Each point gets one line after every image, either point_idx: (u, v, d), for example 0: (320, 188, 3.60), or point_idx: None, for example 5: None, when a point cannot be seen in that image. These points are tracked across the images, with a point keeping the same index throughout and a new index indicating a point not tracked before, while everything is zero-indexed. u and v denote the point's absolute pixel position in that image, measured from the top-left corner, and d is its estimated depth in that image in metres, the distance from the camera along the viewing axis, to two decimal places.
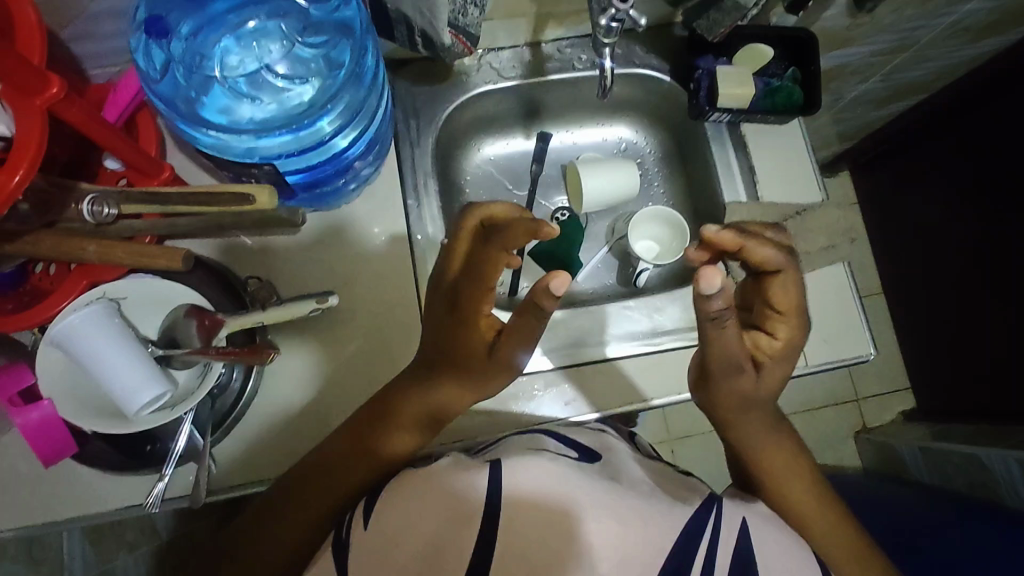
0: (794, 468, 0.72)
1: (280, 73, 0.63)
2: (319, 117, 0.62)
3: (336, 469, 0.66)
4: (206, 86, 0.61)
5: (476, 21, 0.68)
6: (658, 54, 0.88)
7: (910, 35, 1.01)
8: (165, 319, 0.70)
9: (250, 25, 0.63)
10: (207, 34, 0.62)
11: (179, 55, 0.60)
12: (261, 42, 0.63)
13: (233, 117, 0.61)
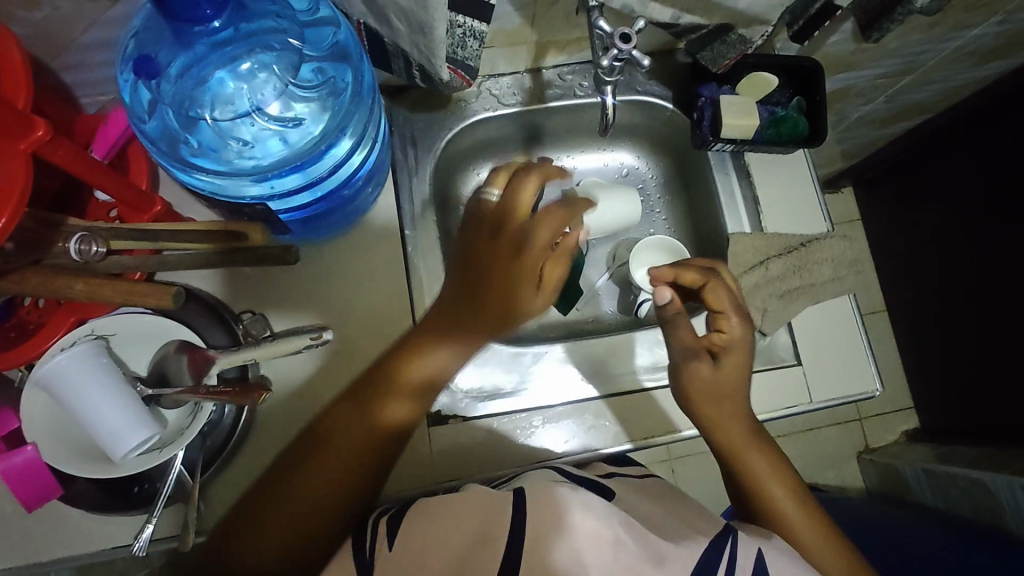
0: (800, 501, 0.68)
1: (274, 115, 0.62)
2: (323, 152, 0.64)
3: (350, 431, 0.65)
4: (192, 126, 0.60)
5: (475, 53, 0.68)
6: (660, 81, 0.86)
7: (915, 59, 0.98)
8: (155, 355, 0.69)
9: (242, 63, 0.60)
10: (197, 72, 0.59)
11: (169, 97, 0.58)
12: (254, 83, 0.61)
13: (225, 161, 0.61)
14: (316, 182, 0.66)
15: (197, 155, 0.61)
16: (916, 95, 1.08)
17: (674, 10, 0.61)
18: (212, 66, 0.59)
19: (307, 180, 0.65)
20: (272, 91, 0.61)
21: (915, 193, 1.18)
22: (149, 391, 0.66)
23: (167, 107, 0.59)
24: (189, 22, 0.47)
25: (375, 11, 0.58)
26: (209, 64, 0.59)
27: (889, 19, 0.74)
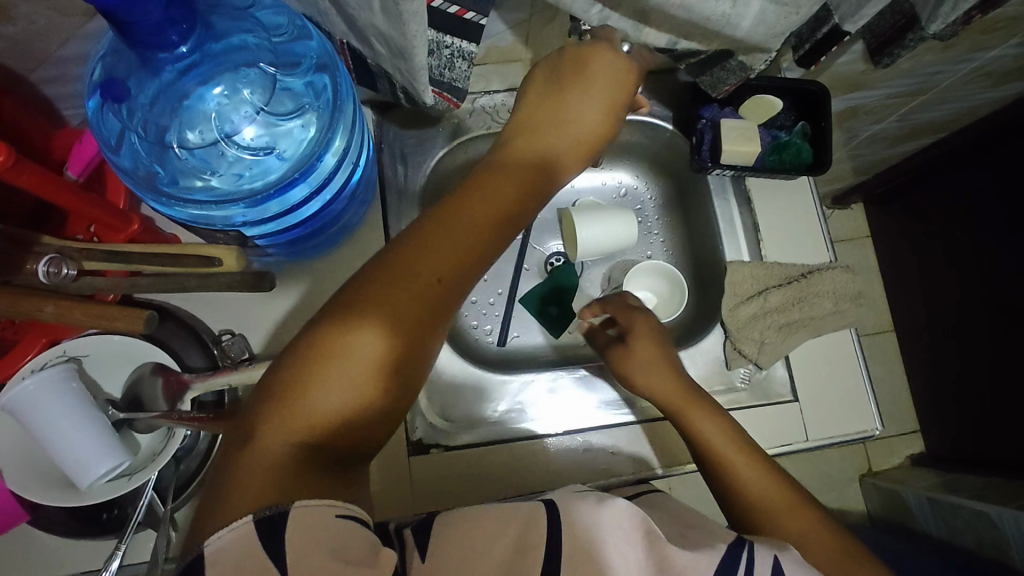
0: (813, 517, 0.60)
1: (244, 143, 0.61)
2: (315, 166, 0.63)
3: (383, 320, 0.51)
4: (164, 157, 0.59)
5: (465, 74, 0.66)
6: (660, 100, 0.83)
7: (929, 79, 0.94)
8: (129, 375, 0.67)
9: (213, 88, 0.58)
10: (167, 99, 0.57)
11: (138, 123, 0.57)
12: (227, 109, 0.59)
13: (192, 190, 0.61)
14: (291, 211, 0.65)
15: (170, 185, 0.60)
16: (929, 115, 1.04)
17: (670, 35, 0.58)
18: (183, 91, 0.57)
19: (313, 189, 0.65)
20: (243, 118, 0.60)
21: (927, 216, 1.13)
22: (121, 415, 0.65)
23: (134, 134, 0.58)
24: (153, 47, 0.46)
25: (355, 32, 0.56)
26: (180, 91, 0.57)
27: (898, 45, 0.72)
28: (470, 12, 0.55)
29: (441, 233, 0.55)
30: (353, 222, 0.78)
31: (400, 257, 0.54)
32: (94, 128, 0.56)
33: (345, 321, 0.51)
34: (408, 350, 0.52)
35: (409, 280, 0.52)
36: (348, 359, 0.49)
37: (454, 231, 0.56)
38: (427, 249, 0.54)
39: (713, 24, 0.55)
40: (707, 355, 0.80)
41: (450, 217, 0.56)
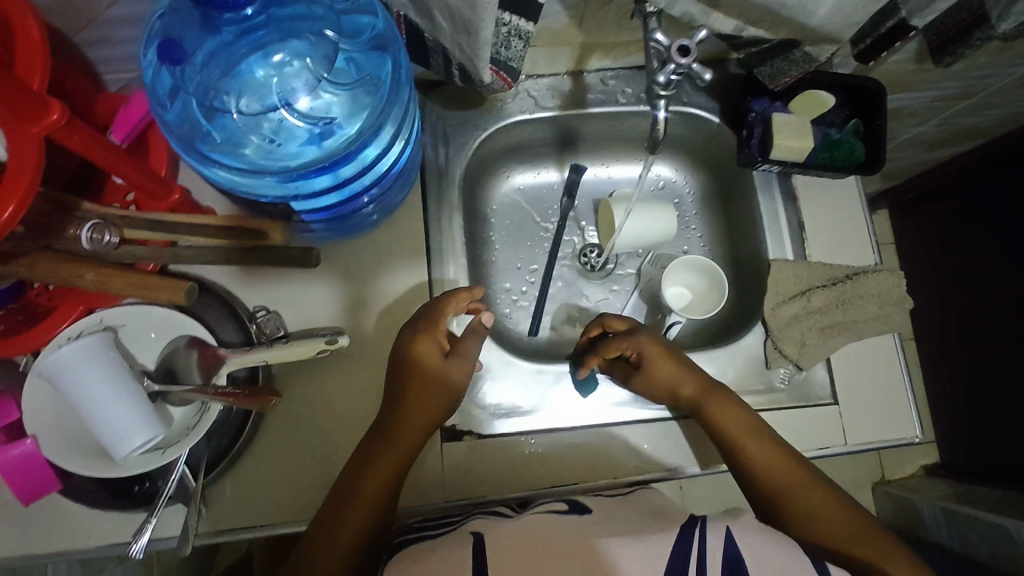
0: (831, 503, 0.63)
1: (297, 113, 0.59)
2: (366, 144, 0.61)
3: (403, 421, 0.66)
4: (213, 119, 0.57)
5: (519, 54, 0.65)
6: (707, 92, 0.82)
7: (978, 83, 0.90)
8: (163, 347, 0.66)
9: (272, 54, 0.57)
10: (222, 62, 0.56)
11: (192, 85, 0.56)
12: (283, 75, 0.58)
13: (241, 158, 0.58)
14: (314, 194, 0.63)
15: (214, 147, 0.58)
16: (972, 119, 1.02)
17: (738, 21, 0.56)
18: (238, 55, 0.57)
19: (338, 180, 0.62)
20: (299, 87, 0.59)
21: (958, 219, 1.11)
22: (156, 387, 0.64)
23: (186, 96, 0.56)
24: (219, 7, 0.44)
25: (417, 4, 0.54)
26: (237, 53, 0.56)
27: (962, 44, 0.70)
28: None
29: (409, 416, 0.66)
30: (391, 203, 0.76)
31: (385, 433, 0.65)
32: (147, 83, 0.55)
33: (349, 490, 0.62)
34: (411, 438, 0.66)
35: (390, 462, 0.64)
36: (349, 523, 0.61)
37: (416, 412, 0.66)
38: (399, 432, 0.65)
39: (788, 11, 0.53)
40: (745, 353, 0.78)
41: (415, 399, 0.66)
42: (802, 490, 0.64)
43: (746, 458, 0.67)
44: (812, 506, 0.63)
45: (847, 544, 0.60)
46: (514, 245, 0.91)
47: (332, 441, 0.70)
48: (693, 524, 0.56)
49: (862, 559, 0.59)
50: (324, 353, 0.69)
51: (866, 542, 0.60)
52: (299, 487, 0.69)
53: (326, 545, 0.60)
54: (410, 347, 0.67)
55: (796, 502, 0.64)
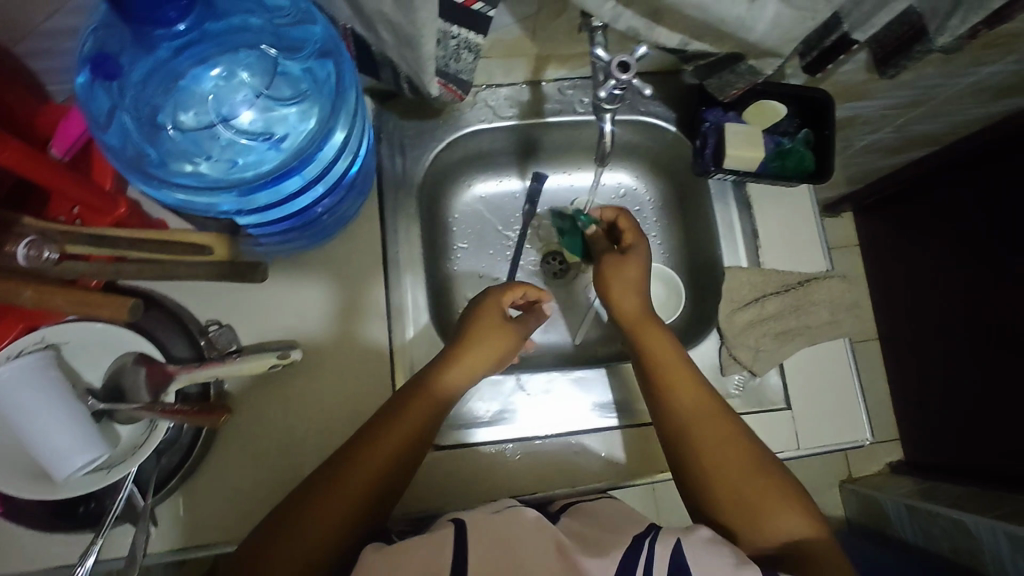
0: (738, 437, 0.64)
1: (240, 127, 0.59)
2: (320, 149, 0.60)
3: (406, 414, 0.63)
4: (155, 138, 0.57)
5: (470, 66, 0.65)
6: (663, 101, 0.83)
7: (926, 92, 0.92)
8: (109, 365, 0.64)
9: (212, 71, 0.58)
10: (161, 78, 0.56)
11: (131, 101, 0.56)
12: (224, 91, 0.58)
13: (186, 174, 0.58)
14: (282, 203, 0.62)
15: (160, 167, 0.57)
16: (924, 127, 1.04)
17: (682, 35, 0.57)
18: (178, 71, 0.57)
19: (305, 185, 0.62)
20: (240, 102, 0.59)
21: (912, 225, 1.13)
22: (102, 406, 0.62)
23: (125, 112, 0.56)
24: (150, 23, 0.43)
25: (360, 16, 0.54)
26: (175, 70, 0.56)
27: (904, 56, 0.72)
28: (478, 3, 0.56)
29: (412, 420, 0.63)
30: (347, 215, 0.76)
31: (382, 422, 0.62)
32: (82, 103, 0.54)
33: (331, 472, 0.59)
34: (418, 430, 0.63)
35: (385, 451, 0.61)
36: (317, 509, 0.57)
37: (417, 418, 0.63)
38: (394, 432, 0.62)
39: (727, 26, 0.54)
40: (702, 359, 0.79)
41: (417, 406, 0.64)
42: (709, 419, 0.65)
43: (664, 386, 0.68)
44: (717, 437, 0.64)
45: (743, 481, 0.61)
46: (476, 253, 0.91)
47: (286, 455, 0.69)
48: (644, 534, 0.55)
49: (754, 498, 0.60)
50: (276, 368, 0.68)
51: (760, 482, 0.61)
52: (252, 503, 0.68)
53: (292, 537, 0.56)
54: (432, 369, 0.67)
55: (701, 431, 0.64)
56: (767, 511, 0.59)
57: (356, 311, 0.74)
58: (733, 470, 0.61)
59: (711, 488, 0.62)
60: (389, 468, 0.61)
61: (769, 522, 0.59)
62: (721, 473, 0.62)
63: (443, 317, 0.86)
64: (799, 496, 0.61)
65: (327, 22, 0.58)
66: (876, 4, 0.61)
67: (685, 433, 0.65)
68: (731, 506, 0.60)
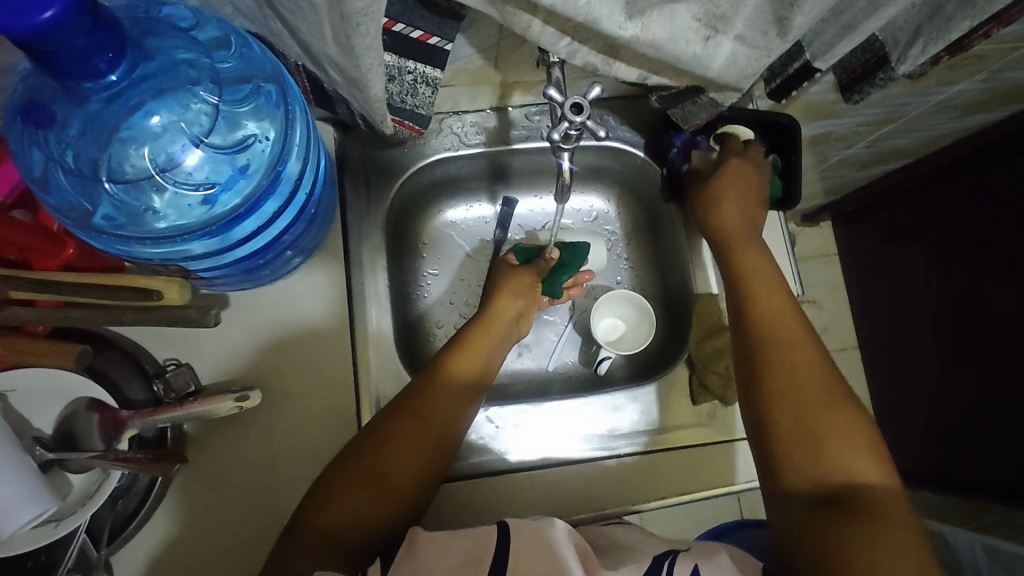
0: (818, 363, 0.60)
1: (182, 177, 0.58)
2: (279, 177, 0.60)
3: (422, 414, 0.63)
4: (96, 194, 0.56)
5: (428, 99, 0.64)
6: (631, 125, 0.82)
7: (898, 110, 0.86)
8: (59, 413, 0.62)
9: (153, 121, 0.55)
10: (96, 130, 0.54)
11: (66, 156, 0.54)
12: (162, 141, 0.56)
13: (140, 228, 0.58)
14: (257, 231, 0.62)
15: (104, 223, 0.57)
16: (898, 142, 0.94)
17: (641, 69, 0.57)
18: (112, 123, 0.54)
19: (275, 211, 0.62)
20: (180, 151, 0.57)
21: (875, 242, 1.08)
22: (51, 455, 0.59)
23: (59, 168, 0.54)
24: (79, 76, 0.42)
25: (309, 56, 0.53)
26: (109, 121, 0.53)
27: (867, 82, 0.72)
28: (435, 37, 0.55)
29: (430, 417, 0.64)
30: (308, 248, 0.74)
31: (401, 419, 0.63)
32: (16, 159, 0.53)
33: (349, 476, 0.59)
34: (437, 428, 0.63)
35: (405, 451, 0.61)
36: (342, 512, 0.57)
37: (432, 421, 0.64)
38: (412, 433, 0.62)
39: (684, 64, 0.54)
40: (672, 389, 0.79)
41: (429, 409, 0.64)
42: (792, 345, 0.61)
43: (753, 311, 0.65)
44: (800, 363, 0.60)
45: (817, 409, 0.57)
46: (447, 280, 0.89)
47: (252, 495, 0.69)
48: (663, 556, 0.54)
49: (826, 424, 0.56)
50: (234, 411, 0.67)
51: (835, 412, 0.56)
52: (218, 544, 0.67)
53: (317, 533, 0.55)
54: (442, 361, 0.68)
55: (781, 354, 0.61)
56: (838, 442, 0.55)
57: (322, 345, 0.73)
58: (804, 369, 0.59)
59: (776, 389, 0.59)
60: (409, 472, 0.61)
61: (842, 455, 0.54)
62: (793, 402, 0.57)
63: (415, 347, 0.84)
64: (877, 438, 0.55)
65: (263, 49, 0.58)
66: (836, 34, 0.61)
67: (764, 350, 0.62)
68: (795, 431, 0.56)
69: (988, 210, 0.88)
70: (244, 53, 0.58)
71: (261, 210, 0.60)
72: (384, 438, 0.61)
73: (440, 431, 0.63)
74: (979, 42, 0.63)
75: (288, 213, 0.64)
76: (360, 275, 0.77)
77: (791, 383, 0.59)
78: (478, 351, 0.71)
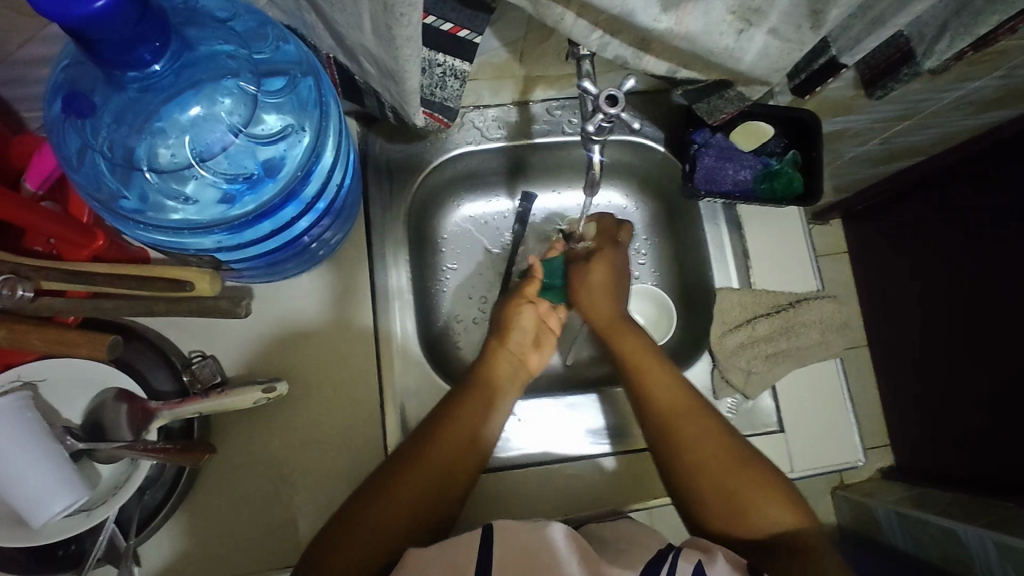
0: (681, 393, 0.68)
1: (218, 168, 0.57)
2: (310, 173, 0.60)
3: (449, 431, 0.67)
4: (128, 180, 0.56)
5: (457, 93, 0.65)
6: (652, 120, 0.82)
7: (914, 107, 0.84)
8: (90, 403, 0.62)
9: (193, 112, 0.55)
10: (132, 117, 0.54)
11: (104, 143, 0.54)
12: (198, 131, 0.56)
13: (158, 217, 0.57)
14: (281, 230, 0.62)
15: (131, 209, 0.56)
16: (911, 139, 0.93)
17: (670, 63, 0.56)
18: (150, 110, 0.53)
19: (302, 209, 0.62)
20: (217, 142, 0.56)
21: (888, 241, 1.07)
22: (81, 445, 0.60)
23: (96, 155, 0.55)
24: (121, 66, 0.42)
25: (343, 48, 0.54)
26: (147, 108, 0.53)
27: (891, 78, 0.72)
28: (464, 30, 0.55)
29: (445, 445, 0.66)
30: (334, 242, 0.75)
31: (429, 440, 0.67)
32: (53, 143, 0.53)
33: (381, 496, 0.63)
34: (464, 444, 0.67)
35: (433, 467, 0.65)
36: (371, 530, 0.61)
37: (448, 448, 0.66)
38: (441, 451, 0.66)
39: (716, 57, 0.54)
40: (694, 383, 0.79)
41: (455, 426, 0.68)
42: (687, 415, 0.67)
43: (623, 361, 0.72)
44: (694, 432, 0.65)
45: (719, 470, 0.63)
46: (465, 273, 0.89)
47: (277, 487, 0.69)
48: (666, 550, 0.56)
49: (731, 485, 0.63)
50: (262, 402, 0.67)
51: (740, 473, 0.63)
52: (242, 536, 0.68)
53: (348, 552, 0.59)
54: (457, 396, 0.70)
55: (682, 426, 0.66)
56: (745, 497, 0.62)
57: (343, 338, 0.73)
58: (693, 436, 0.65)
59: (675, 459, 0.65)
60: (437, 487, 0.65)
61: (750, 511, 0.61)
62: (703, 464, 0.64)
63: (435, 338, 0.85)
64: (773, 483, 0.63)
65: (300, 44, 0.58)
66: (864, 29, 0.61)
67: (677, 463, 0.65)
68: (711, 496, 0.63)
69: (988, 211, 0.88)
70: (281, 46, 0.58)
71: (287, 209, 0.61)
72: (401, 468, 0.65)
73: (457, 453, 0.67)
74: (1005, 38, 0.64)
75: (314, 212, 0.64)
76: (382, 268, 0.78)
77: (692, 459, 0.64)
78: (503, 372, 0.74)
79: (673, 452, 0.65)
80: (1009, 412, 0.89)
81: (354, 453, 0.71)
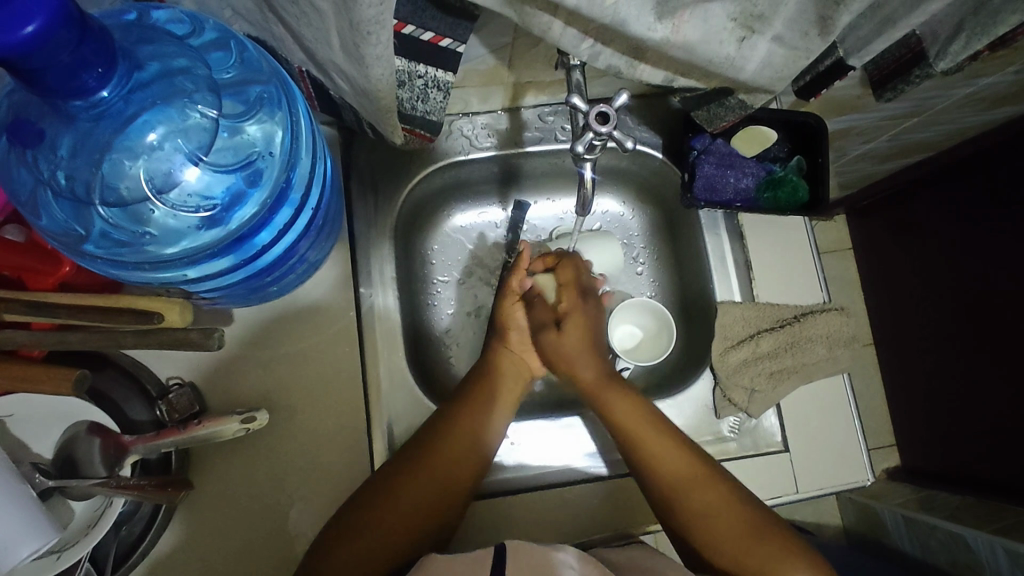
0: (681, 456, 0.65)
1: (177, 199, 0.54)
2: (285, 193, 0.57)
3: (450, 435, 0.66)
4: (85, 217, 0.53)
5: (440, 105, 0.61)
6: (649, 125, 0.79)
7: (920, 104, 0.77)
8: (60, 437, 0.59)
9: (149, 139, 0.52)
10: (87, 151, 0.50)
11: (55, 178, 0.51)
12: (156, 159, 0.52)
13: (133, 254, 0.55)
14: (257, 254, 0.59)
15: (95, 247, 0.54)
16: (919, 136, 0.86)
17: (666, 72, 0.52)
18: (103, 141, 0.50)
19: (277, 231, 0.59)
20: (178, 169, 0.53)
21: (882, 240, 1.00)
22: (51, 483, 0.57)
23: (48, 190, 0.52)
24: (70, 93, 0.39)
25: (312, 60, 0.50)
26: (101, 140, 0.50)
27: (903, 79, 0.67)
28: (446, 39, 0.51)
29: (448, 454, 0.65)
30: (318, 258, 0.71)
31: (425, 444, 0.65)
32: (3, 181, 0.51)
33: (380, 500, 0.62)
34: (463, 447, 0.66)
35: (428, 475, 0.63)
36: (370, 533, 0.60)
37: (444, 462, 0.64)
38: (440, 455, 0.64)
39: (715, 67, 0.50)
40: (696, 401, 0.76)
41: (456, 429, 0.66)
42: (693, 484, 0.64)
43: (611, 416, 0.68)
44: (701, 499, 0.63)
45: (739, 534, 0.61)
46: (456, 287, 0.86)
47: (260, 516, 0.66)
48: None
49: (752, 548, 0.60)
50: (241, 432, 0.64)
51: (758, 540, 0.61)
52: (224, 570, 0.65)
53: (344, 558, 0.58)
54: (453, 409, 0.67)
55: (694, 492, 0.64)
56: (771, 558, 0.59)
57: (327, 361, 0.70)
58: (708, 501, 0.63)
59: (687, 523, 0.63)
60: (433, 496, 0.63)
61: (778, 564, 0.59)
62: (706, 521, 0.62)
63: (425, 356, 0.81)
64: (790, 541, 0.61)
65: (262, 55, 0.56)
66: (873, 30, 0.56)
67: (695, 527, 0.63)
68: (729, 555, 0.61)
69: (989, 208, 0.82)
70: (242, 59, 0.55)
71: (261, 234, 0.58)
72: (395, 486, 0.62)
73: (449, 469, 0.64)
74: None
75: (291, 234, 0.61)
76: (365, 285, 0.74)
77: (701, 519, 0.63)
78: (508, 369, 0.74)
79: (690, 519, 0.63)
80: (1000, 409, 0.84)
81: (339, 481, 0.68)
